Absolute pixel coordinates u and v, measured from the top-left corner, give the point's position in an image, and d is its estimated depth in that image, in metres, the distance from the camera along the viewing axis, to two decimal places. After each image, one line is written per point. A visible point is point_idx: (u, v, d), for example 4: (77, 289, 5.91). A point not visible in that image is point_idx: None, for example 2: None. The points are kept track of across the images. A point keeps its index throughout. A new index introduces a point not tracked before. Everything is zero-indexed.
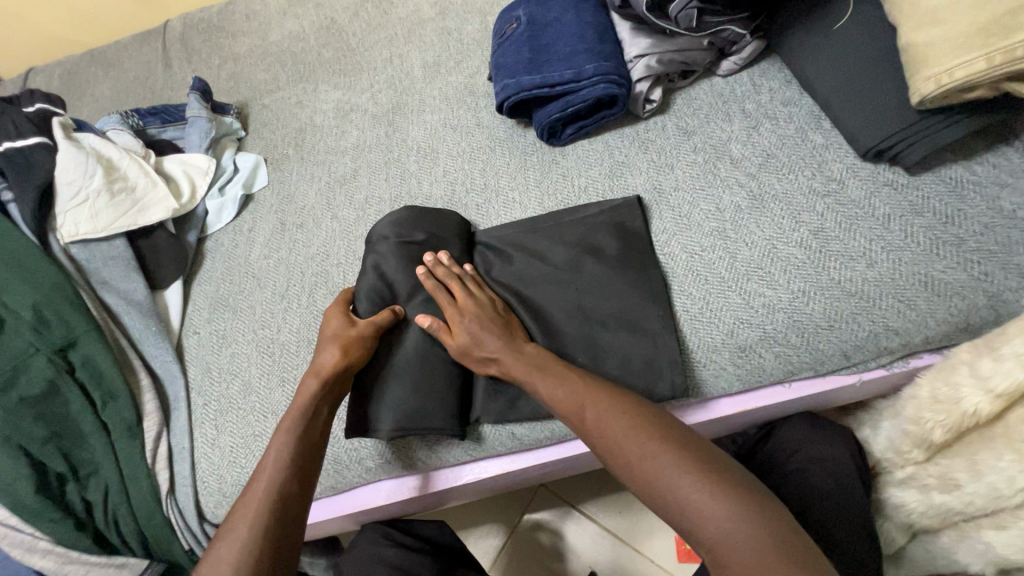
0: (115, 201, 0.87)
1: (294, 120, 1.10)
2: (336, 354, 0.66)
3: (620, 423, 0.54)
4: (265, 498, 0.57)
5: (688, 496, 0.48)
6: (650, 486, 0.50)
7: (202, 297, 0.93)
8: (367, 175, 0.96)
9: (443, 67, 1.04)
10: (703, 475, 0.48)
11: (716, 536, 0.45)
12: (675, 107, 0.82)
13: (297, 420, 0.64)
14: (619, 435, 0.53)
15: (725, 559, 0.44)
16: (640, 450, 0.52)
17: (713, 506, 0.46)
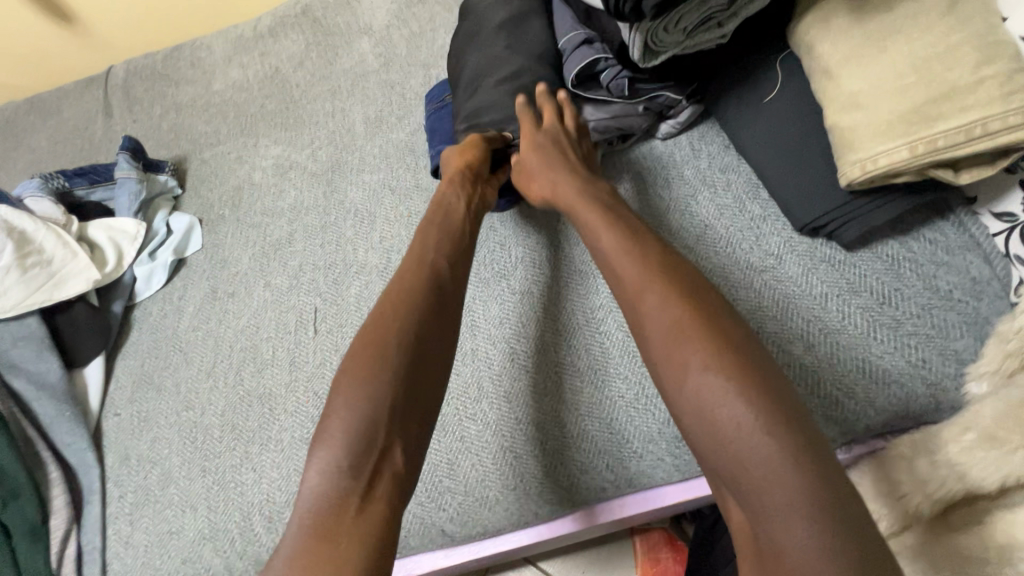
0: (27, 276, 0.83)
1: (233, 177, 1.06)
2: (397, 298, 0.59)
3: (706, 362, 0.47)
4: (354, 430, 0.50)
5: (730, 410, 0.45)
6: (693, 380, 0.48)
7: (125, 374, 0.87)
8: (303, 240, 0.92)
9: (385, 123, 1.01)
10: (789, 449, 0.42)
11: (744, 447, 0.44)
12: (614, 173, 0.80)
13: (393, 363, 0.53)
14: (673, 324, 0.51)
15: (740, 469, 0.44)
16: (690, 356, 0.49)
17: (745, 416, 0.44)
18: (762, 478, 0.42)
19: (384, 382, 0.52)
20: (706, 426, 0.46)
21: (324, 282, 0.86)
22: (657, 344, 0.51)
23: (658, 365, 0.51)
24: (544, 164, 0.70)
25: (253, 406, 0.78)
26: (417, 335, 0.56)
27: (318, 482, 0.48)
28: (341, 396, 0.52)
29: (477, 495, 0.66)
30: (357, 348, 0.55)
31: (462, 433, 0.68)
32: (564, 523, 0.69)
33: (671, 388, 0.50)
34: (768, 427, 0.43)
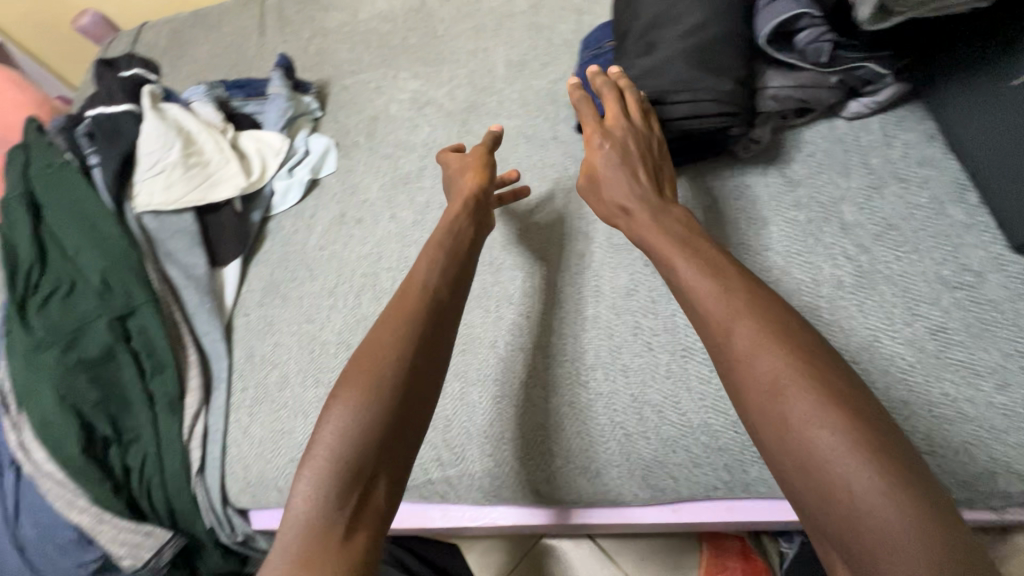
0: (189, 173, 0.90)
1: (370, 107, 1.08)
2: (396, 305, 0.59)
3: (809, 405, 0.42)
4: (330, 450, 0.50)
5: (844, 466, 0.39)
6: (777, 426, 0.43)
7: (256, 279, 0.94)
8: (431, 178, 0.92)
9: (528, 69, 0.97)
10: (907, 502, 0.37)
11: (868, 515, 0.38)
12: (783, 151, 0.72)
13: (369, 385, 0.53)
14: (772, 372, 0.44)
15: (852, 532, 0.38)
16: (798, 399, 0.42)
17: (862, 470, 0.39)
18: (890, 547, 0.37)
19: (375, 409, 0.52)
20: (810, 482, 0.40)
21: None
22: (753, 389, 0.45)
23: (751, 412, 0.45)
24: (618, 181, 0.62)
25: (368, 330, 0.81)
26: (419, 344, 0.56)
27: (308, 487, 0.49)
28: (334, 411, 0.52)
29: (577, 464, 0.64)
30: (366, 356, 0.55)
31: (572, 400, 0.66)
32: (663, 514, 0.66)
33: (765, 434, 0.44)
34: (890, 489, 0.37)
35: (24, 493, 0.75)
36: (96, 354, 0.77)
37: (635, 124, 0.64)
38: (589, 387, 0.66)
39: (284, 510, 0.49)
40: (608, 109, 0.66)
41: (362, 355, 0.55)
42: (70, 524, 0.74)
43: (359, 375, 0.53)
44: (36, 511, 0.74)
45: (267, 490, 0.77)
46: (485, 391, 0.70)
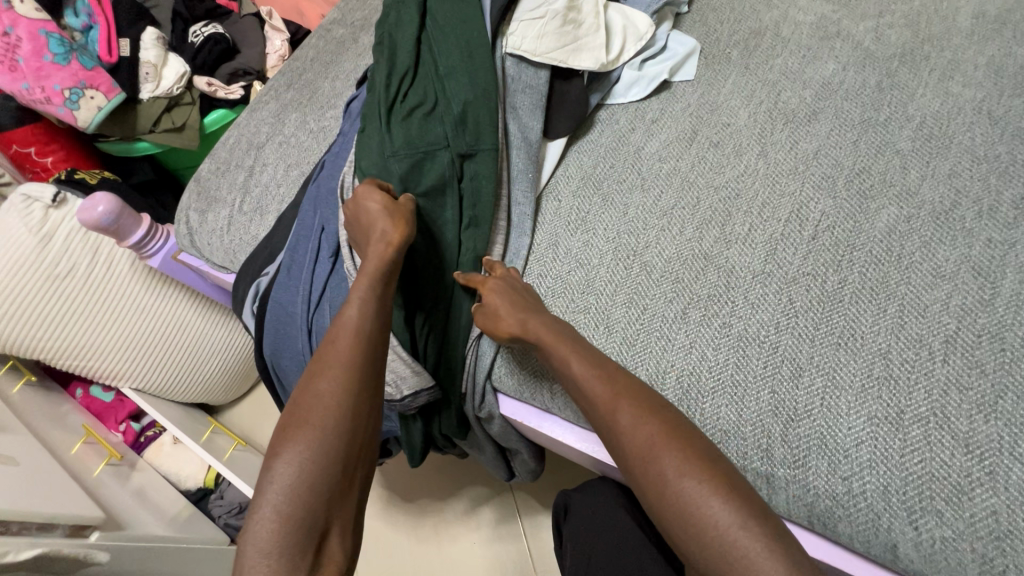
0: (563, 29, 0.81)
1: (754, 18, 0.90)
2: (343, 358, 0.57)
3: (674, 455, 0.51)
4: (316, 430, 0.52)
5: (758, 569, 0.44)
6: (647, 470, 0.51)
7: (576, 166, 0.85)
8: (829, 125, 0.75)
9: (1011, 30, 0.73)
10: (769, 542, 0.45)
11: (739, 557, 0.45)
12: None
13: (346, 415, 0.54)
14: (649, 440, 0.52)
15: None
16: (652, 446, 0.52)
17: (703, 490, 0.48)
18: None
19: (329, 436, 0.52)
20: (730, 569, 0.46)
21: (846, 186, 0.69)
22: (631, 453, 0.53)
23: (633, 466, 0.53)
24: (500, 304, 0.68)
25: (706, 271, 0.69)
26: (359, 393, 0.56)
27: (280, 497, 0.49)
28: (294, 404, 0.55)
29: (978, 551, 0.49)
30: (298, 413, 0.54)
31: (997, 472, 0.51)
32: None
33: (652, 495, 0.50)
34: (745, 525, 0.46)
35: (330, 286, 0.77)
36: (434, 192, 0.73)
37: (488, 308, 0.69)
38: None
39: (249, 513, 0.49)
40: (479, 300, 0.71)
41: (322, 396, 0.54)
42: None
43: (320, 424, 0.53)
44: (335, 307, 0.76)
45: (539, 386, 0.73)
46: (862, 405, 0.56)
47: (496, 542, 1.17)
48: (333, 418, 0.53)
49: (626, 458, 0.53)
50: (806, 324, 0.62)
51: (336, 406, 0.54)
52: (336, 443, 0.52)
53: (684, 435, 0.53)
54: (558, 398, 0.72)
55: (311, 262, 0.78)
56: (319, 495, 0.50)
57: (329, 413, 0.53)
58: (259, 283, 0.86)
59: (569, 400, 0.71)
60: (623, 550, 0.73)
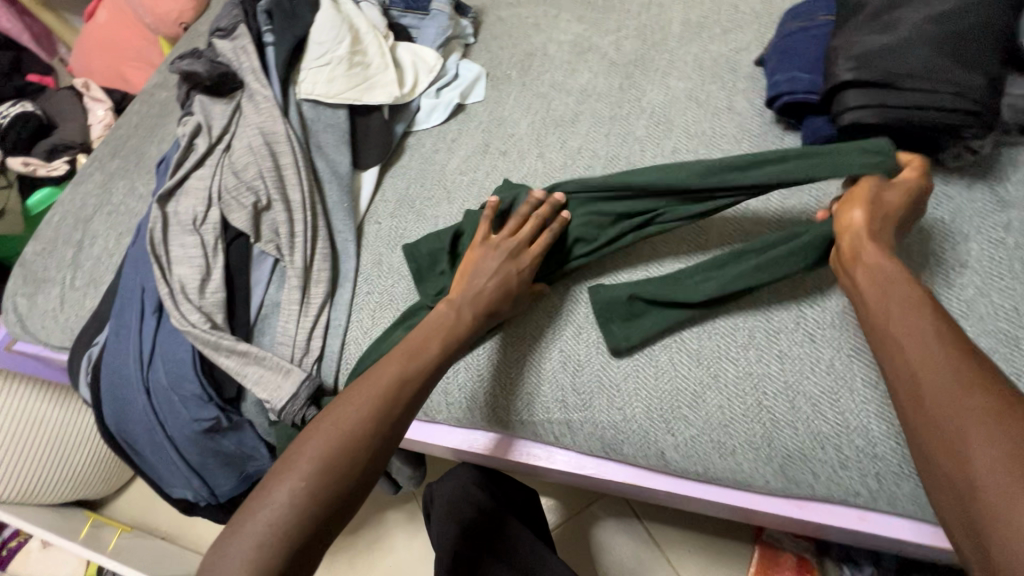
0: (351, 72, 0.90)
1: (527, 43, 1.04)
2: (353, 404, 0.56)
3: (940, 378, 0.45)
4: (315, 476, 0.51)
5: (993, 479, 0.39)
6: (924, 404, 0.45)
7: (391, 191, 0.93)
8: (587, 124, 0.89)
9: (707, 32, 0.92)
10: (997, 418, 0.41)
11: (988, 487, 0.39)
12: (1000, 168, 0.66)
13: (346, 431, 0.54)
14: (924, 356, 0.47)
15: (968, 497, 0.40)
16: (939, 371, 0.45)
17: (967, 405, 0.42)
18: (1012, 512, 0.37)
19: (326, 463, 0.52)
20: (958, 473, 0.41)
21: (601, 172, 0.83)
22: (913, 377, 0.47)
23: (922, 405, 0.46)
24: (486, 258, 0.69)
25: None
26: (368, 423, 0.55)
27: (282, 508, 0.50)
28: (312, 431, 0.55)
29: (712, 440, 0.62)
30: (299, 442, 0.55)
31: (718, 373, 0.64)
32: (785, 505, 0.63)
33: (912, 416, 0.46)
34: (1002, 425, 0.40)
35: (160, 341, 0.79)
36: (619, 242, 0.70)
37: (482, 287, 0.67)
38: (738, 364, 0.63)
39: (227, 534, 0.50)
40: (857, 202, 0.59)
41: (323, 434, 0.54)
42: (197, 381, 0.78)
43: (321, 439, 0.54)
44: (168, 360, 0.79)
45: None
46: None
47: (410, 539, 1.18)
48: (327, 437, 0.54)
49: (898, 369, 0.49)
50: (578, 291, 0.73)
51: (328, 438, 0.54)
52: (325, 469, 0.52)
53: (983, 368, 0.45)
54: None
55: (137, 321, 0.80)
56: (297, 513, 0.50)
57: (338, 440, 0.54)
58: (90, 354, 0.85)
59: None
60: (475, 518, 0.79)
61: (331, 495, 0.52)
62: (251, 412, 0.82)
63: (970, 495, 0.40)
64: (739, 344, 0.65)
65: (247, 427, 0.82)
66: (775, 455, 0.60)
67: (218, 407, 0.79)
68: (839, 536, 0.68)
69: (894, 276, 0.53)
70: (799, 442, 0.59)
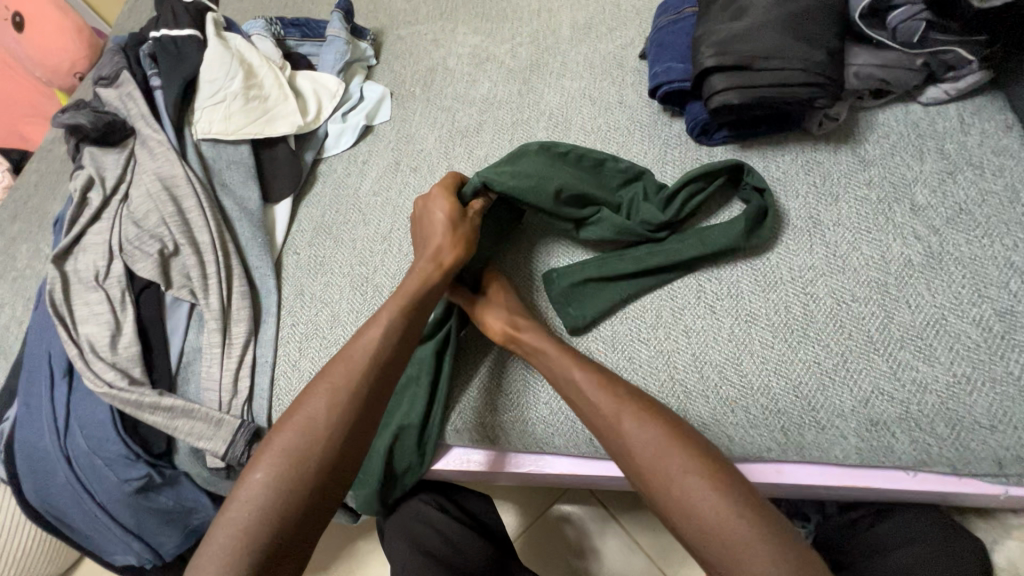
0: (248, 106, 0.89)
1: (427, 58, 1.05)
2: (319, 397, 0.58)
3: (653, 447, 0.54)
4: (292, 458, 0.55)
5: (692, 484, 0.51)
6: (641, 465, 0.53)
7: (306, 220, 0.92)
8: (491, 132, 0.92)
9: (595, 32, 0.96)
10: (706, 472, 0.51)
11: (718, 531, 0.48)
12: (859, 131, 0.72)
13: (313, 424, 0.57)
14: (649, 444, 0.54)
15: (704, 538, 0.49)
16: (639, 438, 0.54)
17: (689, 470, 0.52)
18: (724, 535, 0.48)
19: (292, 459, 0.55)
20: (685, 521, 0.50)
21: None
22: (628, 450, 0.55)
23: (646, 483, 0.54)
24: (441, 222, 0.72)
25: None
26: (337, 411, 0.57)
27: (249, 515, 0.52)
28: (280, 427, 0.57)
29: None
30: (268, 442, 0.57)
31: (632, 356, 0.67)
32: None
33: (647, 486, 0.54)
34: (716, 484, 0.50)
35: (74, 405, 0.77)
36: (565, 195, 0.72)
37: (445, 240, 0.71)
38: (649, 345, 0.67)
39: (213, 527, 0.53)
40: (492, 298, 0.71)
41: (284, 434, 0.56)
42: (121, 442, 0.75)
43: (281, 440, 0.56)
44: (85, 424, 0.76)
45: None
46: None
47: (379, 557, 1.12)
48: (293, 434, 0.56)
49: (626, 458, 0.55)
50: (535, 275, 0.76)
51: (295, 435, 0.56)
52: (293, 468, 0.55)
53: (674, 422, 0.56)
54: None
55: (47, 389, 0.78)
56: (271, 515, 0.52)
57: (295, 433, 0.56)
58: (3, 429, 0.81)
59: None
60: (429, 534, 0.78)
61: (302, 491, 0.54)
62: (185, 463, 0.79)
63: (697, 529, 0.50)
64: (649, 327, 0.68)
65: (183, 479, 0.79)
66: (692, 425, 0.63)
67: (148, 464, 0.76)
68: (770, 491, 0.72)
69: (540, 342, 0.65)
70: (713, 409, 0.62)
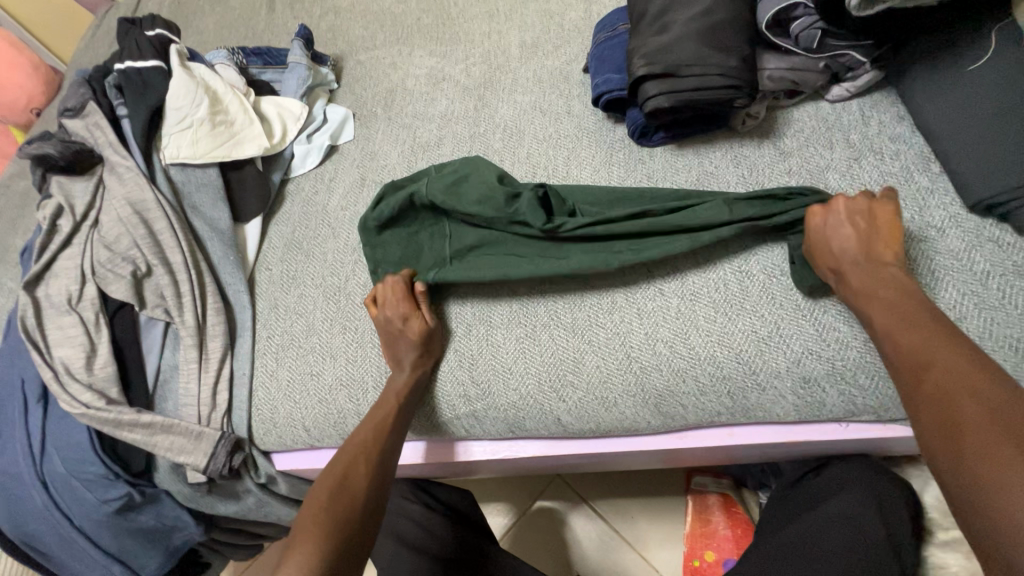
0: (215, 131, 0.93)
1: (387, 81, 1.11)
2: (352, 457, 0.66)
3: (969, 402, 0.48)
4: (337, 510, 0.60)
5: (999, 467, 0.44)
6: (944, 422, 0.49)
7: (278, 237, 0.96)
8: (451, 145, 0.98)
9: (542, 50, 1.04)
10: (1008, 431, 0.45)
11: (998, 487, 0.43)
12: (778, 127, 0.81)
13: (353, 478, 0.64)
14: (970, 400, 0.48)
15: (992, 507, 0.43)
16: (975, 392, 0.49)
17: (998, 434, 0.45)
18: (1004, 492, 0.43)
19: (335, 507, 0.60)
20: (988, 498, 0.44)
21: None
22: (954, 411, 0.49)
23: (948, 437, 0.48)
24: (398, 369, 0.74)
25: None
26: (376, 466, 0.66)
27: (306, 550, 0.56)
28: (316, 490, 0.63)
29: (597, 398, 0.70)
30: (312, 500, 0.62)
31: (591, 338, 0.73)
32: (669, 439, 0.73)
33: (946, 458, 0.48)
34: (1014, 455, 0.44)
35: (48, 429, 0.77)
36: (450, 172, 0.82)
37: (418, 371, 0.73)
38: (604, 327, 0.73)
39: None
40: (835, 199, 0.66)
41: (326, 485, 0.63)
42: (100, 461, 0.75)
43: (322, 494, 0.62)
44: (61, 447, 0.76)
45: (295, 430, 0.80)
46: (509, 332, 0.76)
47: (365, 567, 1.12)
48: (337, 487, 0.62)
49: (938, 410, 0.50)
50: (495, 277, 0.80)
51: (338, 488, 0.62)
52: (339, 515, 0.60)
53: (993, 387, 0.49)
54: (314, 432, 0.80)
55: (20, 415, 0.79)
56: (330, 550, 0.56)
57: (336, 488, 0.62)
58: None
59: (322, 429, 0.80)
60: (415, 530, 0.81)
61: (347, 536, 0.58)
62: (165, 480, 0.80)
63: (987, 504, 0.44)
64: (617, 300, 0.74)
65: (165, 496, 0.80)
66: (649, 399, 0.69)
67: (128, 482, 0.77)
68: (726, 454, 0.79)
69: (849, 255, 0.62)
70: (667, 385, 0.69)
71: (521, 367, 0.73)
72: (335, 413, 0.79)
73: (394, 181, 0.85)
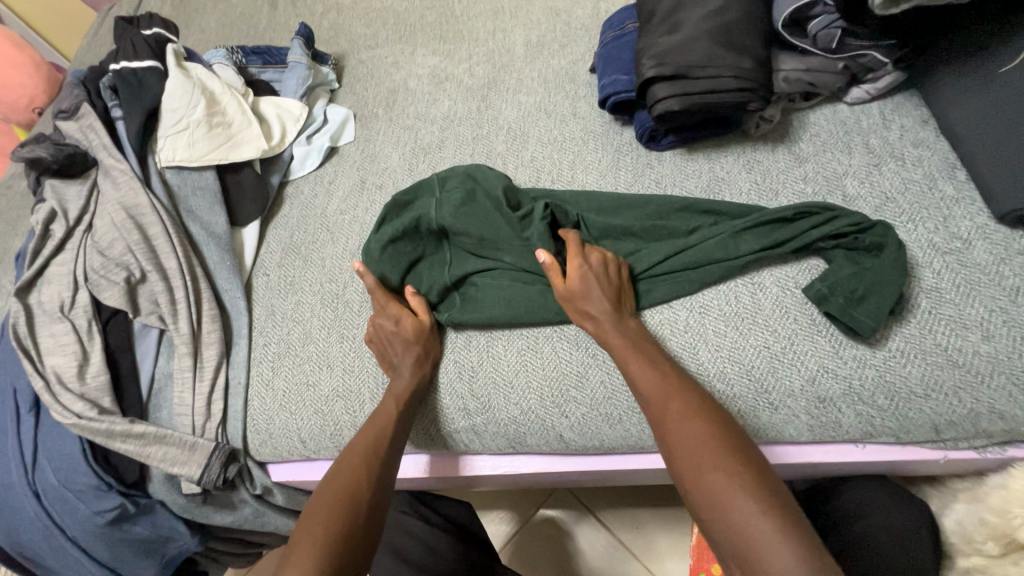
0: (212, 133, 0.91)
1: (388, 80, 1.08)
2: (352, 470, 0.62)
3: (705, 448, 0.52)
4: (336, 526, 0.57)
5: (742, 507, 0.47)
6: (685, 467, 0.52)
7: (275, 241, 0.93)
8: (453, 148, 0.95)
9: (547, 49, 1.01)
10: (743, 477, 0.49)
11: (749, 535, 0.45)
12: (793, 131, 0.77)
13: (350, 491, 0.60)
14: (696, 450, 0.52)
15: (740, 546, 0.45)
16: (691, 439, 0.53)
17: (739, 483, 0.48)
18: (744, 535, 0.46)
19: (334, 522, 0.57)
20: (737, 544, 0.46)
21: None
22: (686, 463, 0.52)
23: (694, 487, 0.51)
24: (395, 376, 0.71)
25: None
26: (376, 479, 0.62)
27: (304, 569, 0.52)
28: (313, 506, 0.60)
29: (601, 414, 0.68)
30: (307, 516, 0.59)
31: (596, 352, 0.70)
32: None
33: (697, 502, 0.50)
34: (748, 493, 0.47)
35: (40, 438, 0.76)
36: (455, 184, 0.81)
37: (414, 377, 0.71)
38: None
39: None
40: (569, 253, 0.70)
41: (323, 500, 0.60)
42: (92, 472, 0.74)
43: (322, 511, 0.58)
44: (53, 457, 0.75)
45: (291, 441, 0.78)
46: (510, 343, 0.73)
47: None
48: (337, 503, 0.59)
49: (677, 460, 0.53)
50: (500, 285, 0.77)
51: (338, 503, 0.59)
52: (339, 532, 0.56)
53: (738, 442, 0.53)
54: (310, 444, 0.78)
55: (13, 424, 0.78)
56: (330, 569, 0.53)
57: (337, 503, 0.59)
58: None
59: (318, 441, 0.77)
60: (413, 545, 0.79)
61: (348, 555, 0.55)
62: (158, 491, 0.78)
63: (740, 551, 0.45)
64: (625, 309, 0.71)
65: (158, 507, 0.79)
66: None
67: (120, 493, 0.75)
68: None
69: (597, 298, 0.66)
70: None
71: (523, 380, 0.71)
72: (332, 424, 0.77)
73: (396, 201, 0.82)
